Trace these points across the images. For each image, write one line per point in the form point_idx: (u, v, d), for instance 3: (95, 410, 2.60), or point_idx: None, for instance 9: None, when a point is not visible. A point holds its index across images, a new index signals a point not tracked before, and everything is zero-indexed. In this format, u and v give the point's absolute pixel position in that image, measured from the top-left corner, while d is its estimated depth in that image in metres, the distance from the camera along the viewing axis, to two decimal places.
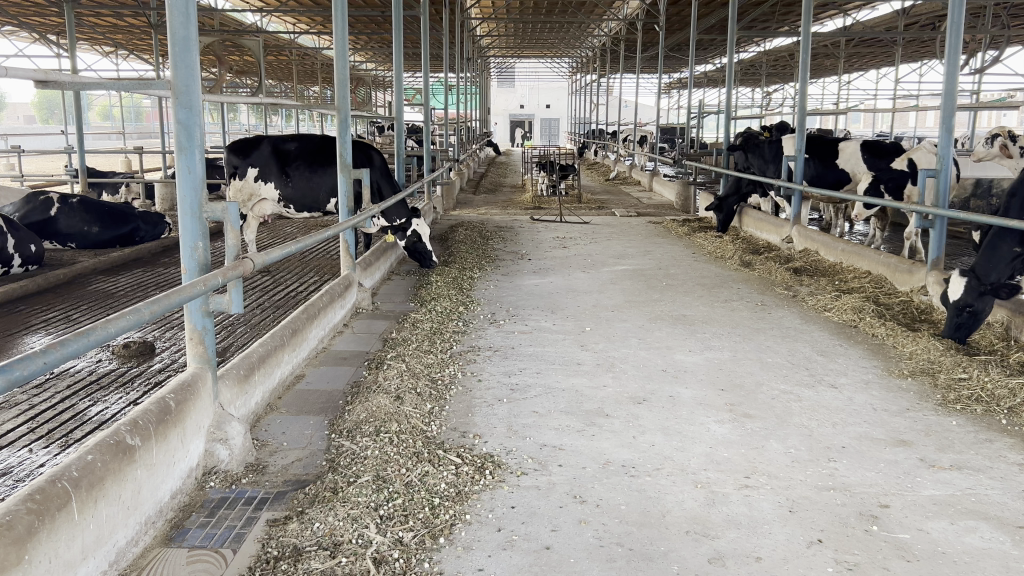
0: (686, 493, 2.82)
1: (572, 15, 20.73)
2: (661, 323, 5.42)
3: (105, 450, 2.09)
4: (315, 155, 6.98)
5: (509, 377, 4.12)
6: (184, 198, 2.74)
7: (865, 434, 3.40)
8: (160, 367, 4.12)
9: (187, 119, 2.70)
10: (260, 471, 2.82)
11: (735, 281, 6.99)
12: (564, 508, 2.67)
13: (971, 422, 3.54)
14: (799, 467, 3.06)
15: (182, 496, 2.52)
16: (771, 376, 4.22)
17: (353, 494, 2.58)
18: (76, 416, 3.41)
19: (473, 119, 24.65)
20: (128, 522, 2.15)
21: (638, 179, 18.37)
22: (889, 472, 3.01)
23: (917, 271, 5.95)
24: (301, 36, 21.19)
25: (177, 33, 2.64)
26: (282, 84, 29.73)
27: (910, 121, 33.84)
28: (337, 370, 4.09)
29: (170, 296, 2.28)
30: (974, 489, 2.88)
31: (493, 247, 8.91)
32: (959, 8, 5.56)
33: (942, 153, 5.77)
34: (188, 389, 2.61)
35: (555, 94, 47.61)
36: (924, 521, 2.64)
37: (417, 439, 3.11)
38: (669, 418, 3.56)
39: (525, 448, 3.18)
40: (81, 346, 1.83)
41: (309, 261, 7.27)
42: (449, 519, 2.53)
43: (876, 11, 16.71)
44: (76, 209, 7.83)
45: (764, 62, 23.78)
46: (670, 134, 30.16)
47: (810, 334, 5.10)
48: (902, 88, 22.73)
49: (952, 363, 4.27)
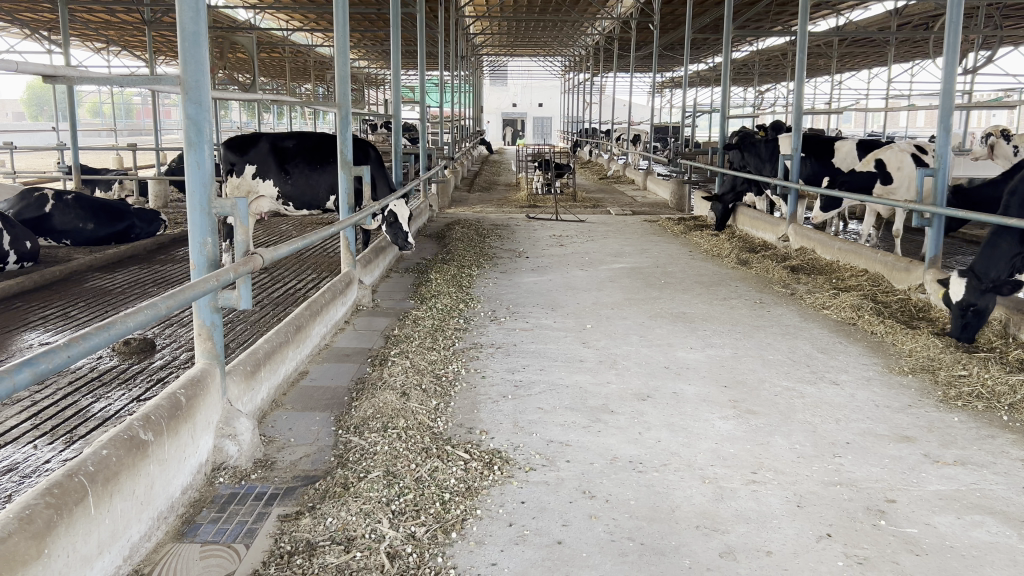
0: (694, 488, 2.83)
1: (565, 14, 20.80)
2: (661, 320, 5.44)
3: (119, 445, 2.08)
4: (313, 153, 6.95)
5: (512, 374, 4.13)
6: (193, 193, 2.72)
7: (869, 429, 3.42)
8: (162, 364, 4.09)
9: (195, 114, 2.68)
10: (269, 467, 2.82)
11: (732, 279, 7.02)
12: (574, 503, 2.67)
13: (972, 418, 3.57)
14: (805, 463, 3.07)
15: (192, 491, 2.51)
16: (773, 373, 4.23)
17: (365, 490, 2.57)
18: (79, 412, 3.39)
19: (466, 118, 24.72)
20: (141, 517, 2.14)
21: (632, 178, 18.40)
22: (894, 468, 3.03)
23: (914, 269, 5.99)
24: (295, 33, 21.20)
25: (187, 28, 2.63)
26: (275, 82, 29.72)
27: (901, 121, 34.06)
28: (340, 367, 4.08)
29: (183, 292, 2.28)
30: (979, 484, 2.91)
31: (490, 245, 8.90)
32: (958, 8, 5.60)
33: (941, 152, 5.80)
34: (197, 385, 2.60)
35: (548, 93, 47.73)
36: (930, 515, 2.66)
37: (425, 435, 3.11)
38: (673, 415, 3.57)
39: (532, 443, 3.18)
40: (102, 339, 1.82)
41: (307, 258, 7.26)
42: (460, 514, 2.53)
43: (869, 11, 16.82)
44: (71, 206, 7.78)
45: (757, 61, 23.87)
46: (663, 133, 30.23)
47: (810, 332, 5.12)
48: (895, 88, 22.84)
49: (952, 360, 4.29)
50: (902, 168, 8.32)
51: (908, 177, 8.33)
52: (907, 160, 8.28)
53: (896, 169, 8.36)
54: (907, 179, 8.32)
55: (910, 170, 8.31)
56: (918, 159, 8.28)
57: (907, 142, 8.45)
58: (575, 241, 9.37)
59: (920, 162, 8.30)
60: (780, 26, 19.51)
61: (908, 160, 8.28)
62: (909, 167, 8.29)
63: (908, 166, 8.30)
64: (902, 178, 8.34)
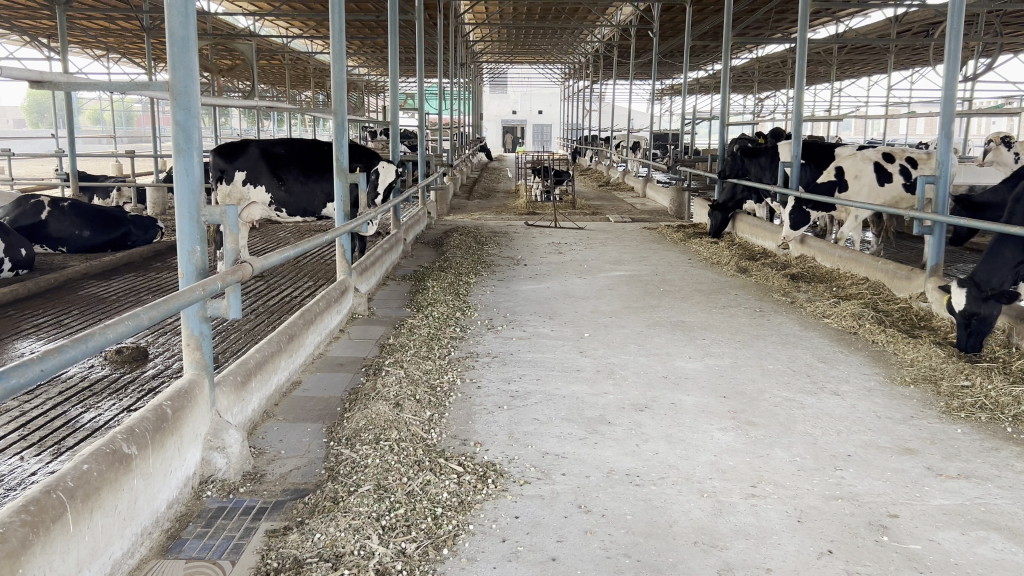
0: (692, 502, 2.77)
1: (565, 21, 20.87)
2: (659, 329, 5.39)
3: (101, 459, 2.02)
4: (307, 160, 6.92)
5: (508, 384, 4.07)
6: (182, 200, 2.67)
7: (871, 442, 3.36)
8: (154, 373, 4.04)
9: (185, 121, 2.63)
10: (258, 480, 2.75)
11: (731, 287, 6.97)
12: (569, 518, 2.61)
13: (975, 430, 3.51)
14: (805, 476, 3.01)
15: (178, 505, 2.45)
16: (773, 383, 4.18)
17: (355, 504, 2.51)
18: (68, 423, 3.33)
19: (465, 125, 24.75)
20: (125, 533, 2.09)
21: (631, 185, 18.34)
22: (897, 481, 2.97)
23: (915, 277, 5.94)
24: (295, 41, 21.27)
25: (176, 33, 2.58)
26: (275, 89, 29.80)
27: (901, 129, 34.19)
28: (334, 377, 4.02)
29: (168, 301, 2.22)
30: (984, 498, 2.85)
31: (489, 253, 8.85)
32: (959, 15, 5.58)
33: (942, 159, 5.77)
34: (184, 396, 2.54)
35: (548, 100, 48.04)
36: (934, 532, 2.59)
37: (418, 447, 3.06)
38: (671, 426, 3.51)
39: (527, 456, 3.12)
40: (79, 352, 1.77)
41: (303, 266, 7.23)
42: (452, 529, 2.47)
43: (868, 18, 16.87)
44: (67, 213, 7.70)
45: (757, 69, 23.91)
46: (663, 140, 30.31)
47: (810, 341, 5.07)
48: (895, 95, 22.88)
49: (954, 370, 4.23)
50: (861, 177, 8.40)
51: (866, 186, 8.42)
52: (866, 169, 8.36)
53: (854, 178, 8.43)
54: (864, 187, 8.40)
55: (868, 179, 8.40)
56: (878, 168, 8.35)
57: (873, 150, 8.50)
58: (574, 248, 9.33)
59: (880, 170, 8.36)
60: (780, 33, 19.52)
61: (867, 169, 8.36)
62: (867, 176, 8.38)
63: (867, 175, 8.38)
64: (860, 187, 8.42)
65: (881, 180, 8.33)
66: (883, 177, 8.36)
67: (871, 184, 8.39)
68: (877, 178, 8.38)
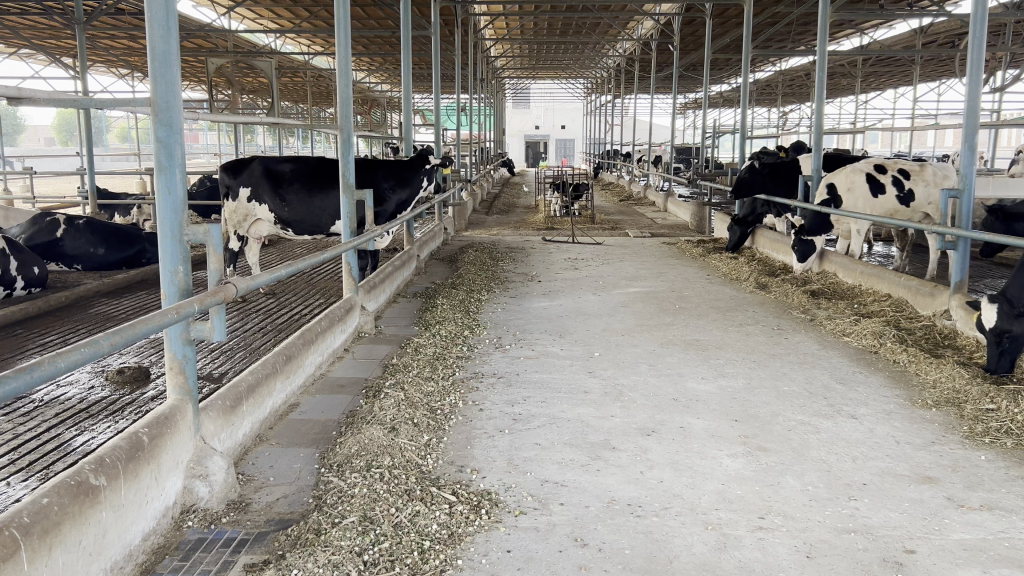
0: (696, 535, 2.63)
1: (587, 36, 20.92)
2: (672, 348, 5.24)
3: (65, 492, 1.94)
4: (313, 178, 6.87)
5: (511, 407, 3.94)
6: (163, 220, 2.62)
7: (889, 469, 3.19)
8: (153, 395, 3.97)
9: (166, 137, 2.58)
10: (242, 510, 2.66)
11: (749, 303, 6.80)
12: (564, 552, 2.49)
13: (1001, 457, 3.32)
14: (817, 507, 2.85)
15: (156, 537, 2.37)
16: (787, 406, 4.01)
17: (337, 538, 2.42)
18: (59, 447, 3.27)
19: (486, 139, 24.81)
20: (91, 568, 2.00)
21: (652, 200, 18.17)
22: (915, 513, 2.80)
23: (939, 294, 5.73)
24: (317, 56, 21.59)
25: (157, 47, 2.54)
26: (299, 106, 30.19)
27: (929, 140, 33.70)
28: (332, 399, 3.94)
29: (133, 326, 2.15)
30: (1008, 533, 2.66)
31: (503, 269, 8.74)
32: (981, 21, 5.40)
33: (965, 172, 5.58)
34: (164, 422, 2.47)
35: (571, 115, 48.31)
36: (953, 570, 2.42)
37: (411, 475, 2.95)
38: (679, 452, 3.37)
39: (526, 484, 3.01)
40: (23, 383, 1.68)
41: (315, 283, 7.19)
42: (438, 565, 2.36)
43: (893, 30, 16.68)
44: (82, 231, 7.73)
45: (781, 82, 23.73)
46: (686, 153, 30.17)
47: (829, 361, 4.88)
48: (923, 107, 22.53)
49: (978, 392, 4.02)
50: (854, 189, 7.97)
51: (861, 199, 7.97)
52: (858, 180, 7.91)
53: (846, 191, 8.03)
54: (859, 200, 7.95)
55: (862, 191, 7.95)
56: (870, 178, 7.90)
57: (863, 161, 8.05)
58: (590, 264, 9.22)
59: (873, 181, 7.91)
60: (804, 46, 19.35)
61: (859, 181, 7.92)
62: (860, 187, 7.94)
63: (860, 187, 7.94)
64: (854, 200, 7.99)
65: (874, 192, 7.87)
66: (877, 189, 7.91)
67: (866, 197, 7.93)
68: (870, 190, 7.91)
